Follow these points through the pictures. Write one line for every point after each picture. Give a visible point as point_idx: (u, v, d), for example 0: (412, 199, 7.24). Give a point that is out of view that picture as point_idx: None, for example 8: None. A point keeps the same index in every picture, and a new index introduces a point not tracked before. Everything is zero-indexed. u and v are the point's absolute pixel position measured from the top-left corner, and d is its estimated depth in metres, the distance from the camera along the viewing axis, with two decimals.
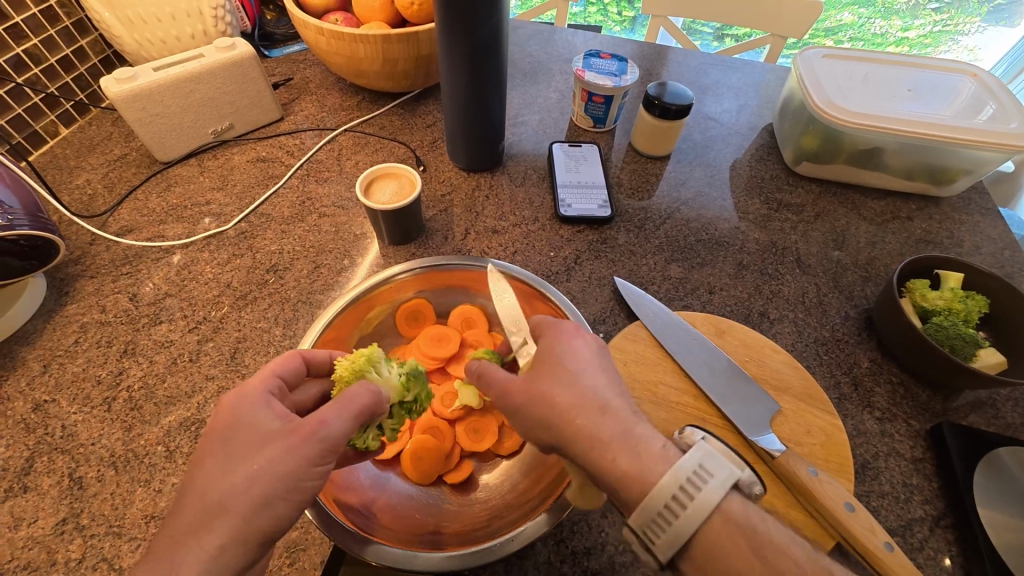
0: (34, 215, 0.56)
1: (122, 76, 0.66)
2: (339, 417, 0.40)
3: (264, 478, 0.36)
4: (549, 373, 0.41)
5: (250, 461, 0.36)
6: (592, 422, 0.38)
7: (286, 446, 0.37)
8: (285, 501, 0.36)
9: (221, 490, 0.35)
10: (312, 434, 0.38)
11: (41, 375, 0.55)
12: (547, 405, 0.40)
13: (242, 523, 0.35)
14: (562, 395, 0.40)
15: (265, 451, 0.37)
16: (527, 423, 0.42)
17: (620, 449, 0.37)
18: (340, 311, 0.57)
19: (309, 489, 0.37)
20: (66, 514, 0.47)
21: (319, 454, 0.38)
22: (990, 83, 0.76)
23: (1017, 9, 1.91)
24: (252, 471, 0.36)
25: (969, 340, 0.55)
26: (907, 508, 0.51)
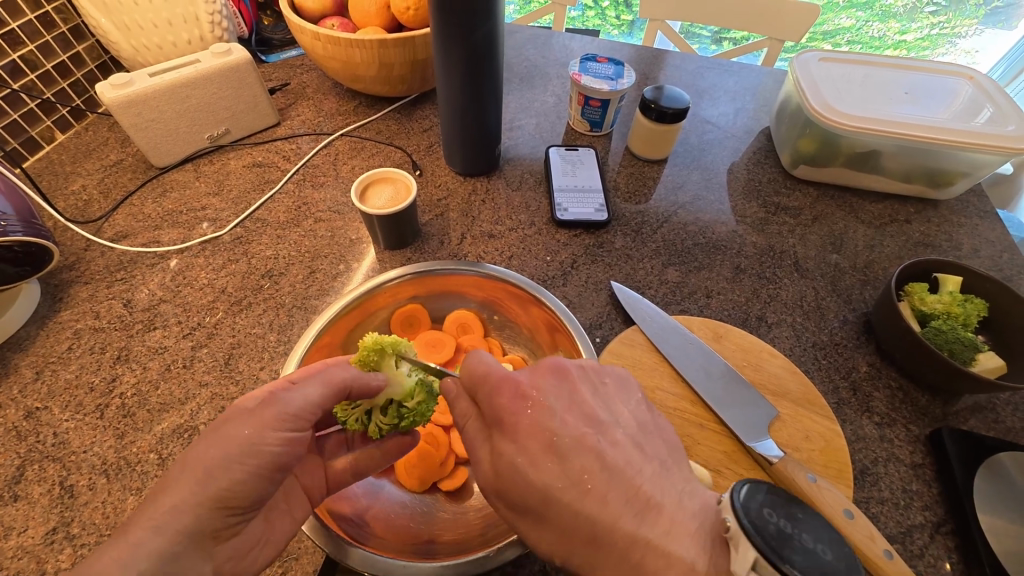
0: (28, 221, 0.56)
1: (117, 81, 0.66)
2: (306, 387, 0.42)
3: (223, 443, 0.39)
4: (544, 398, 0.41)
5: (217, 431, 0.40)
6: (592, 455, 0.38)
7: (254, 415, 0.40)
8: (242, 466, 0.39)
9: (189, 454, 0.39)
10: (275, 404, 0.41)
11: (33, 382, 0.55)
12: (537, 462, 0.38)
13: (199, 485, 0.37)
14: (559, 425, 0.39)
15: (233, 420, 0.40)
16: (514, 488, 0.38)
17: (621, 487, 0.37)
18: (335, 316, 0.57)
19: (268, 455, 0.40)
20: (57, 523, 0.46)
21: (283, 421, 0.41)
22: (987, 85, 0.76)
23: (1015, 13, 1.91)
24: (218, 436, 0.39)
25: (968, 344, 0.54)
26: (907, 514, 0.50)
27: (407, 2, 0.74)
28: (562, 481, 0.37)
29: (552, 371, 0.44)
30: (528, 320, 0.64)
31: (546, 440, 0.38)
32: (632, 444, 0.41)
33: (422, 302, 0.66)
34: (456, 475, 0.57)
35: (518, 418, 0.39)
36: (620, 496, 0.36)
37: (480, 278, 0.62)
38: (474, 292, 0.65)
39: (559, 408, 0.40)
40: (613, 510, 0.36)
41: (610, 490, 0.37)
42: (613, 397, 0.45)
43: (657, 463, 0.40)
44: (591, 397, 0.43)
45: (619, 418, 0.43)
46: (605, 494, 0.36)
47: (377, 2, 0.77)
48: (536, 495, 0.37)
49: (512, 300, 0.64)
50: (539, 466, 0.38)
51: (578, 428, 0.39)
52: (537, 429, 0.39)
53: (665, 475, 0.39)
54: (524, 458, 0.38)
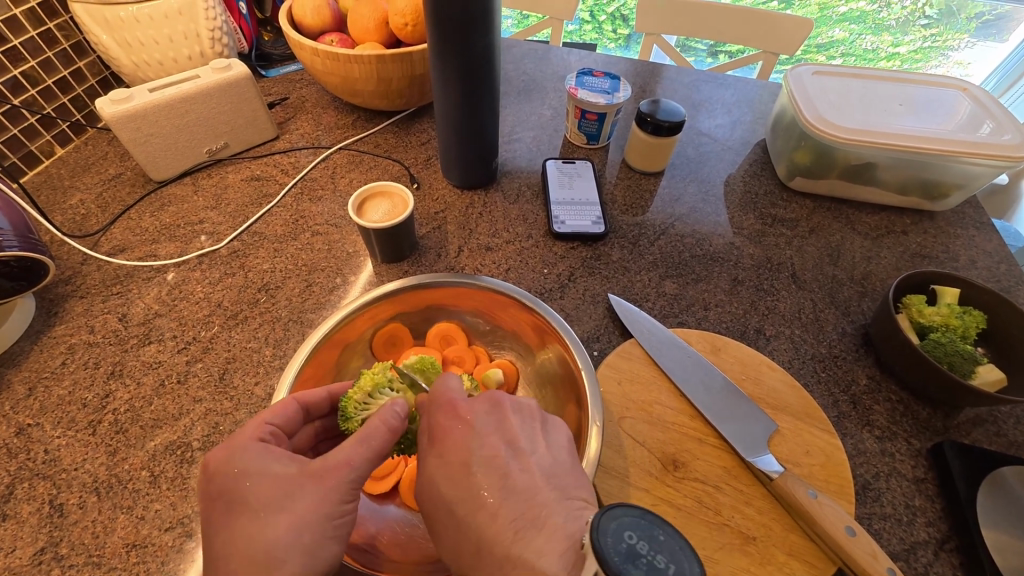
0: (24, 235, 0.56)
1: (118, 97, 0.66)
2: (362, 455, 0.41)
3: (307, 521, 0.37)
4: (470, 419, 0.42)
5: (288, 510, 0.37)
6: (497, 476, 0.40)
7: (319, 490, 0.39)
8: (334, 539, 0.38)
9: (266, 539, 0.36)
10: (337, 476, 0.39)
11: (25, 399, 0.54)
12: (454, 470, 0.40)
13: (304, 565, 0.37)
14: (476, 446, 0.41)
15: (299, 499, 0.38)
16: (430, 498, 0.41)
17: (517, 504, 0.38)
18: (317, 344, 0.55)
19: (351, 523, 0.40)
20: (45, 543, 0.45)
21: (350, 490, 0.40)
22: (981, 98, 0.76)
23: (1006, 26, 2.00)
24: (295, 517, 0.37)
25: (967, 356, 0.54)
26: (910, 530, 0.49)
27: (405, 18, 0.75)
28: (464, 497, 0.39)
29: (490, 398, 0.44)
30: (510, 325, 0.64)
31: (462, 458, 0.40)
32: (545, 475, 0.41)
33: (404, 318, 0.65)
34: None
35: (446, 435, 0.42)
36: (511, 513, 0.38)
37: (470, 289, 0.62)
38: (462, 302, 0.65)
39: (482, 431, 0.42)
40: (501, 525, 0.37)
41: (505, 507, 0.38)
42: (548, 431, 0.45)
43: (560, 491, 0.40)
44: (528, 427, 0.44)
45: (543, 448, 0.43)
46: (499, 509, 0.38)
47: (376, 18, 0.78)
48: (457, 469, 0.40)
49: (504, 311, 0.63)
50: (450, 480, 0.40)
51: (495, 449, 0.41)
52: (458, 446, 0.41)
53: (565, 504, 0.39)
54: (442, 472, 0.40)
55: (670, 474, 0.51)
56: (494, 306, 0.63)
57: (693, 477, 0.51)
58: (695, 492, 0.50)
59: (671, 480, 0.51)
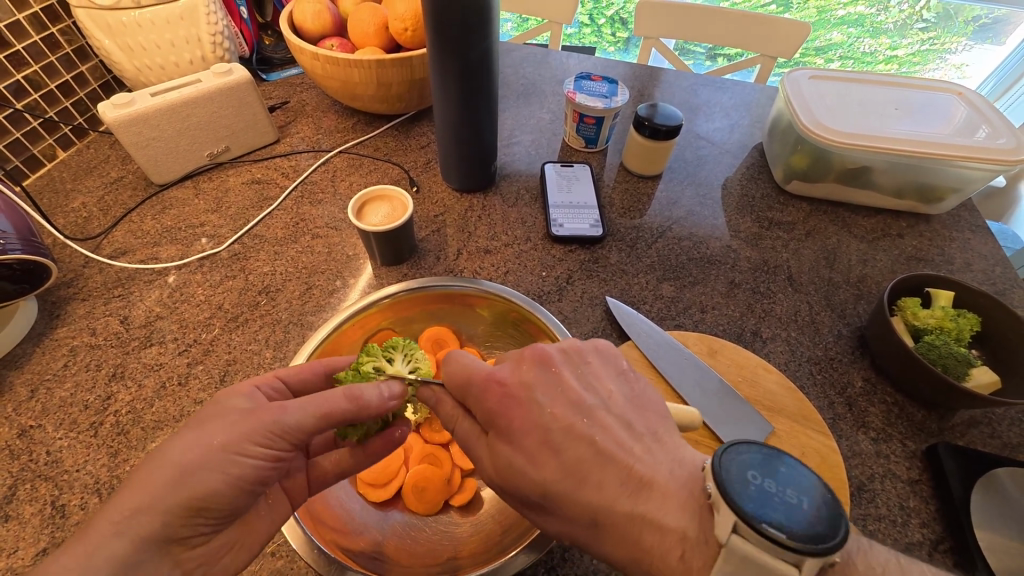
0: (27, 238, 0.56)
1: (120, 101, 0.67)
2: (299, 410, 0.41)
3: (207, 442, 0.39)
4: (530, 393, 0.41)
5: (202, 430, 0.39)
6: (586, 446, 0.39)
7: (239, 424, 0.40)
8: (217, 473, 0.38)
9: (172, 444, 0.39)
10: (265, 416, 0.40)
11: (28, 400, 0.55)
12: (540, 447, 0.39)
13: (168, 488, 0.37)
14: (551, 416, 0.40)
15: (219, 424, 0.40)
16: (517, 486, 0.40)
17: (617, 467, 0.38)
18: (309, 357, 0.55)
19: (248, 469, 0.39)
20: (47, 544, 0.46)
21: (267, 436, 0.40)
22: (977, 103, 0.77)
23: (1003, 30, 2.01)
24: (200, 437, 0.39)
25: (961, 359, 0.54)
26: (905, 531, 0.50)
27: (405, 23, 0.76)
28: (559, 474, 0.38)
29: (532, 359, 0.43)
30: (502, 326, 0.65)
31: (540, 435, 0.39)
32: (624, 427, 0.41)
33: (395, 325, 0.64)
34: (464, 487, 0.56)
35: (507, 413, 0.40)
36: (615, 479, 0.37)
37: (460, 293, 0.63)
38: (454, 307, 0.65)
39: (548, 402, 0.41)
40: (611, 493, 0.37)
41: (606, 476, 0.37)
42: (604, 378, 0.44)
43: (645, 441, 0.40)
44: (574, 388, 0.42)
45: (610, 397, 0.43)
46: (602, 480, 0.37)
47: (376, 22, 0.78)
48: (536, 449, 0.39)
49: (504, 317, 0.64)
50: (535, 461, 0.39)
51: (570, 418, 0.40)
52: (529, 425, 0.39)
53: (655, 456, 0.39)
54: (523, 455, 0.39)
55: None
56: (486, 309, 0.64)
57: None
58: None
59: None
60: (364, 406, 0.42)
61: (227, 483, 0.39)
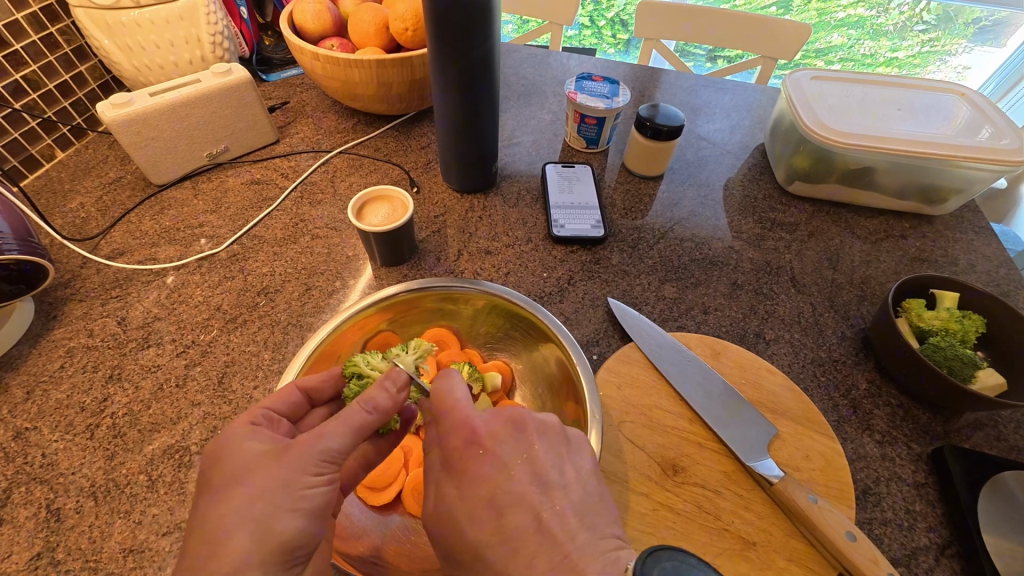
0: (24, 238, 0.56)
1: (118, 101, 0.67)
2: (336, 432, 0.39)
3: (264, 489, 0.36)
4: (495, 448, 0.39)
5: (246, 484, 0.36)
6: (529, 515, 0.37)
7: (281, 465, 0.37)
8: (294, 512, 0.36)
9: (222, 506, 0.35)
10: (304, 450, 0.38)
11: (23, 403, 0.54)
12: (483, 502, 0.37)
13: (255, 539, 0.34)
14: (504, 477, 0.38)
15: (260, 472, 0.37)
16: (451, 539, 0.38)
17: (556, 544, 0.35)
18: (307, 360, 0.54)
19: (317, 498, 0.38)
20: (42, 548, 0.45)
21: (318, 463, 0.38)
22: (981, 103, 0.77)
23: (1001, 31, 2.02)
24: (253, 491, 0.36)
25: (967, 361, 0.54)
26: (911, 536, 0.49)
27: (405, 23, 0.75)
28: (495, 536, 0.36)
29: (510, 417, 0.42)
30: (503, 326, 0.64)
31: (489, 492, 0.38)
32: (575, 511, 0.38)
33: (395, 326, 0.64)
34: None
35: (468, 464, 0.39)
36: (546, 560, 0.35)
37: (464, 293, 0.62)
38: (455, 307, 0.64)
39: (510, 462, 0.39)
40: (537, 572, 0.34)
41: (539, 553, 0.35)
42: (575, 455, 0.42)
43: (592, 531, 0.37)
44: (541, 454, 0.40)
45: (573, 477, 0.40)
46: (533, 556, 0.35)
47: (376, 23, 0.78)
48: (477, 507, 0.37)
49: (504, 317, 0.63)
50: (474, 518, 0.37)
51: (524, 484, 0.38)
52: (481, 481, 0.38)
53: (596, 547, 0.36)
54: (464, 508, 0.38)
55: (668, 478, 0.51)
56: (488, 309, 0.63)
57: (692, 481, 0.51)
58: (694, 497, 0.50)
59: (670, 485, 0.50)
60: (384, 413, 0.42)
61: (307, 515, 0.37)
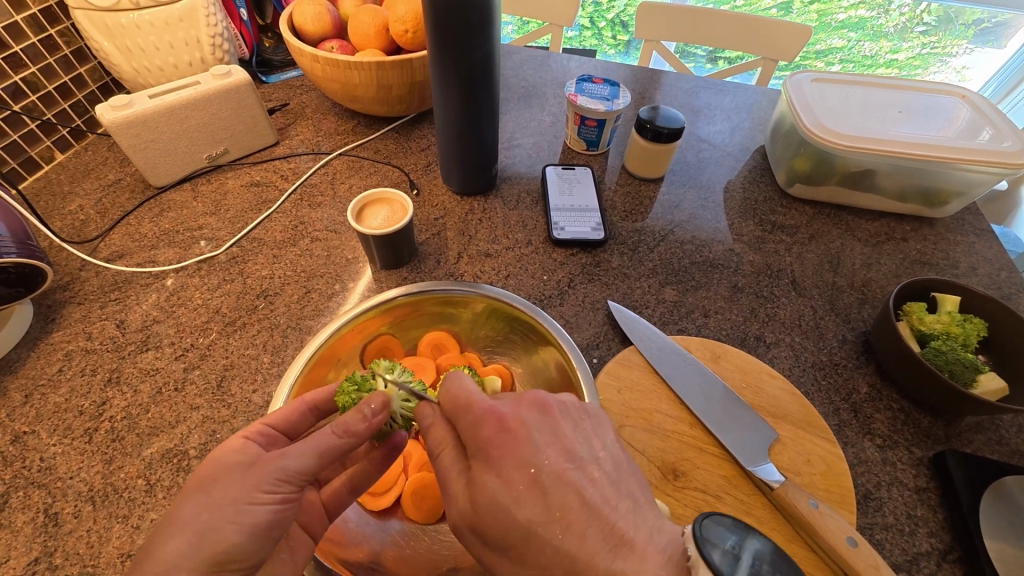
0: (23, 241, 0.56)
1: (117, 103, 0.66)
2: (300, 454, 0.40)
3: (219, 500, 0.38)
4: (528, 432, 0.39)
5: (207, 491, 0.38)
6: (573, 490, 0.37)
7: (244, 478, 0.39)
8: (236, 525, 0.37)
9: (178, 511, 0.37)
10: (268, 467, 0.39)
11: (22, 406, 0.54)
12: (531, 476, 0.37)
13: (191, 547, 0.35)
14: (543, 457, 0.38)
15: (222, 481, 0.38)
16: (491, 527, 0.37)
17: (598, 523, 0.35)
18: (306, 365, 0.54)
19: (264, 515, 0.38)
20: (39, 553, 0.45)
21: (275, 482, 0.39)
22: (982, 105, 0.76)
23: (1003, 32, 2.04)
24: (208, 499, 0.37)
25: (968, 365, 0.54)
26: (912, 541, 0.49)
27: (405, 25, 0.75)
28: (544, 516, 0.35)
29: (534, 403, 0.41)
30: (503, 329, 0.64)
31: (529, 476, 0.37)
32: (610, 481, 0.39)
33: (395, 330, 0.63)
34: None
35: (501, 453, 0.38)
36: (597, 531, 0.35)
37: (464, 296, 0.61)
38: (455, 310, 0.64)
39: (542, 442, 0.39)
40: (592, 542, 0.35)
41: (589, 526, 0.35)
42: (596, 431, 0.43)
43: (631, 500, 0.38)
44: (568, 431, 0.41)
45: (600, 450, 0.41)
46: (584, 529, 0.35)
47: (376, 25, 0.78)
48: (524, 484, 0.36)
49: (503, 321, 0.63)
50: (523, 501, 0.36)
51: (561, 462, 0.38)
52: (520, 462, 0.37)
53: (638, 515, 0.37)
54: (506, 492, 0.36)
55: (669, 483, 0.51)
56: (487, 313, 0.63)
57: (693, 486, 0.50)
58: (694, 502, 0.49)
59: (670, 489, 0.50)
60: (354, 435, 0.41)
61: (247, 532, 0.37)
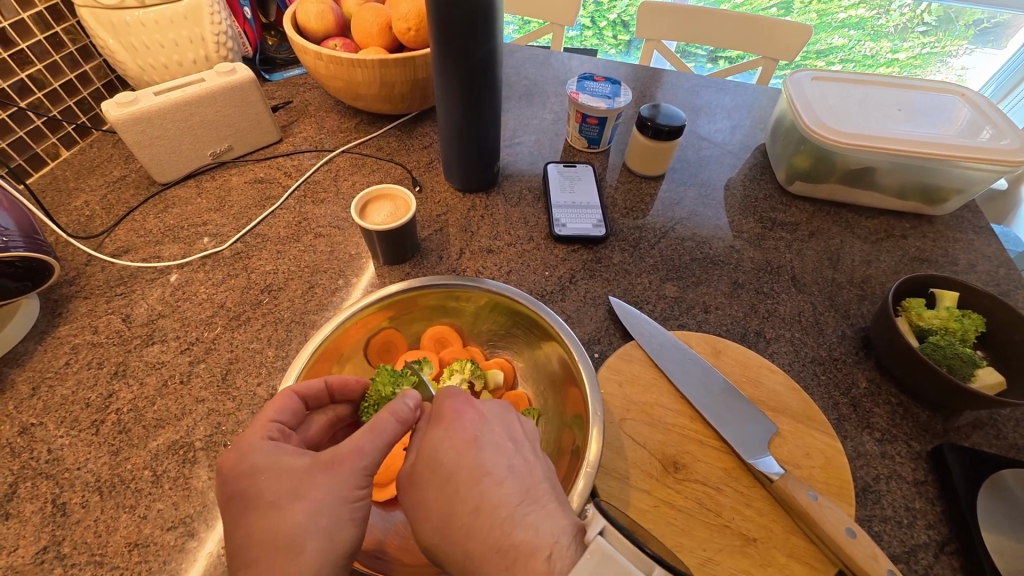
0: (30, 236, 0.56)
1: (124, 100, 0.67)
2: (374, 444, 0.40)
3: (319, 504, 0.37)
4: (480, 407, 0.44)
5: (304, 499, 0.37)
6: (504, 457, 0.41)
7: (334, 479, 0.38)
8: (352, 522, 0.38)
9: (279, 523, 0.36)
10: (347, 464, 0.39)
11: (29, 399, 0.54)
12: (470, 436, 0.42)
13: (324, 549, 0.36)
14: (487, 429, 0.43)
15: (311, 488, 0.38)
16: (424, 475, 0.41)
17: (521, 483, 0.40)
18: (311, 359, 0.54)
19: (367, 508, 0.39)
20: (47, 542, 0.46)
21: (362, 475, 0.39)
22: (981, 104, 0.77)
23: (1003, 32, 2.05)
24: (313, 504, 0.37)
25: (966, 359, 0.54)
26: (910, 533, 0.49)
27: (408, 23, 0.76)
28: (469, 470, 0.40)
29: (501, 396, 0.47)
30: (505, 323, 0.65)
31: (469, 436, 0.42)
32: (539, 459, 0.43)
33: (398, 325, 0.64)
34: None
35: (458, 414, 0.43)
36: (515, 490, 0.39)
37: (467, 291, 0.62)
38: (458, 305, 0.64)
39: (490, 415, 0.44)
40: (506, 495, 0.39)
41: (507, 482, 0.40)
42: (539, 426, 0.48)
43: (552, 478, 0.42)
44: (516, 414, 0.46)
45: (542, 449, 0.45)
46: (504, 484, 0.40)
47: (379, 22, 0.78)
48: (462, 441, 0.41)
49: (506, 316, 0.64)
50: (455, 455, 0.41)
51: (503, 436, 0.43)
52: (464, 426, 0.42)
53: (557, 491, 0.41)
54: (443, 445, 0.41)
55: (669, 475, 0.51)
56: (490, 308, 0.63)
57: (694, 478, 0.51)
58: (695, 494, 0.50)
59: (671, 482, 0.51)
60: (405, 422, 0.42)
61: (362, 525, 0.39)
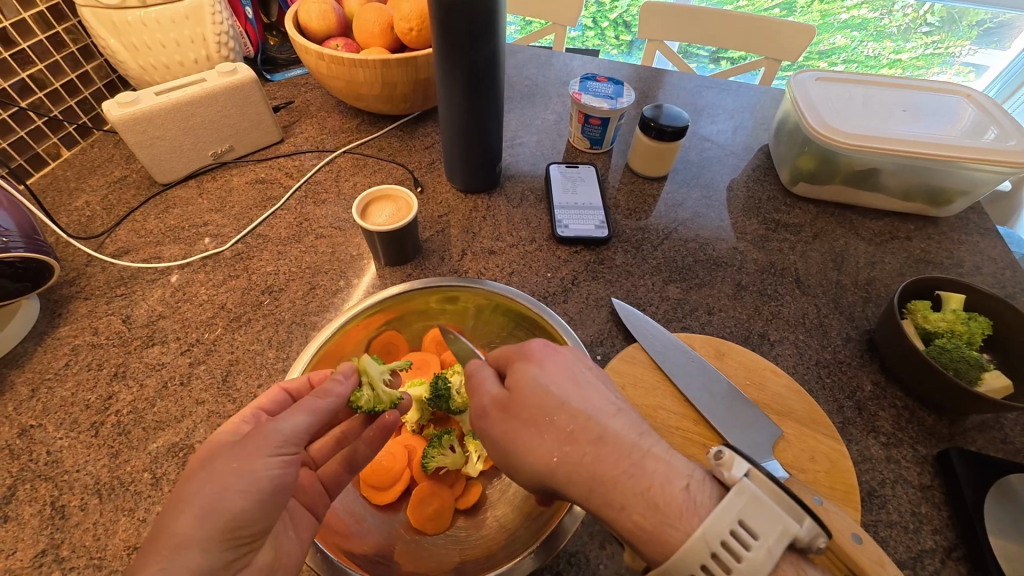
0: (30, 236, 0.56)
1: (124, 100, 0.67)
2: (292, 414, 0.41)
3: (220, 471, 0.37)
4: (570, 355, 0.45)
5: (209, 467, 0.38)
6: (606, 395, 0.41)
7: (243, 446, 0.39)
8: (240, 494, 0.37)
9: (184, 491, 0.37)
10: (264, 431, 0.40)
11: (29, 400, 0.54)
12: (570, 374, 0.42)
13: (199, 519, 0.35)
14: (581, 369, 0.43)
15: (221, 455, 0.38)
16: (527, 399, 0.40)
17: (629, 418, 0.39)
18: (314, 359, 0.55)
19: (268, 480, 0.38)
20: (46, 545, 0.45)
21: (277, 446, 0.40)
22: (988, 105, 0.76)
23: (1007, 33, 2.03)
24: (207, 472, 0.37)
25: (973, 363, 0.53)
26: (917, 538, 0.49)
27: (410, 23, 0.75)
28: (579, 397, 0.40)
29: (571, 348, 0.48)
30: (506, 325, 0.64)
31: (569, 373, 0.42)
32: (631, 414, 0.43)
33: (400, 327, 0.63)
34: (467, 492, 0.55)
35: (547, 356, 0.43)
36: (627, 421, 0.39)
37: (468, 292, 0.62)
38: (460, 308, 0.64)
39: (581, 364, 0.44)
40: (623, 427, 0.38)
41: (620, 415, 0.39)
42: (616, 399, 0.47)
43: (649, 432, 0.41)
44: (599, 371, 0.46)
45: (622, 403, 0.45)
46: (614, 416, 0.39)
47: (381, 23, 0.78)
48: (565, 377, 0.41)
49: (508, 317, 0.63)
50: (560, 387, 0.40)
51: (595, 378, 0.43)
52: (563, 366, 0.43)
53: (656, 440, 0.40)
54: (546, 376, 0.41)
55: None
56: (491, 310, 0.63)
57: None
58: None
59: None
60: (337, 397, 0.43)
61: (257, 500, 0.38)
